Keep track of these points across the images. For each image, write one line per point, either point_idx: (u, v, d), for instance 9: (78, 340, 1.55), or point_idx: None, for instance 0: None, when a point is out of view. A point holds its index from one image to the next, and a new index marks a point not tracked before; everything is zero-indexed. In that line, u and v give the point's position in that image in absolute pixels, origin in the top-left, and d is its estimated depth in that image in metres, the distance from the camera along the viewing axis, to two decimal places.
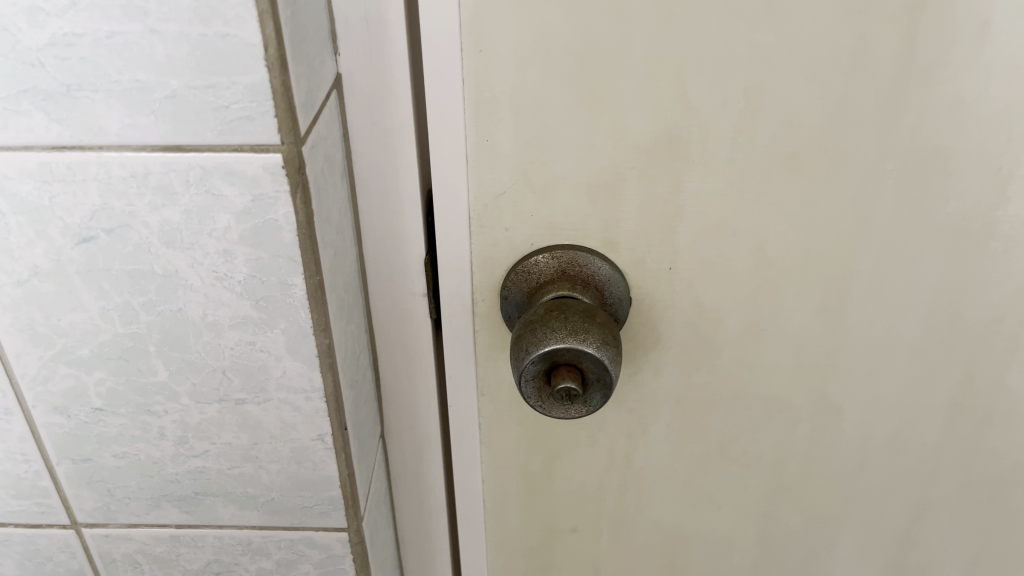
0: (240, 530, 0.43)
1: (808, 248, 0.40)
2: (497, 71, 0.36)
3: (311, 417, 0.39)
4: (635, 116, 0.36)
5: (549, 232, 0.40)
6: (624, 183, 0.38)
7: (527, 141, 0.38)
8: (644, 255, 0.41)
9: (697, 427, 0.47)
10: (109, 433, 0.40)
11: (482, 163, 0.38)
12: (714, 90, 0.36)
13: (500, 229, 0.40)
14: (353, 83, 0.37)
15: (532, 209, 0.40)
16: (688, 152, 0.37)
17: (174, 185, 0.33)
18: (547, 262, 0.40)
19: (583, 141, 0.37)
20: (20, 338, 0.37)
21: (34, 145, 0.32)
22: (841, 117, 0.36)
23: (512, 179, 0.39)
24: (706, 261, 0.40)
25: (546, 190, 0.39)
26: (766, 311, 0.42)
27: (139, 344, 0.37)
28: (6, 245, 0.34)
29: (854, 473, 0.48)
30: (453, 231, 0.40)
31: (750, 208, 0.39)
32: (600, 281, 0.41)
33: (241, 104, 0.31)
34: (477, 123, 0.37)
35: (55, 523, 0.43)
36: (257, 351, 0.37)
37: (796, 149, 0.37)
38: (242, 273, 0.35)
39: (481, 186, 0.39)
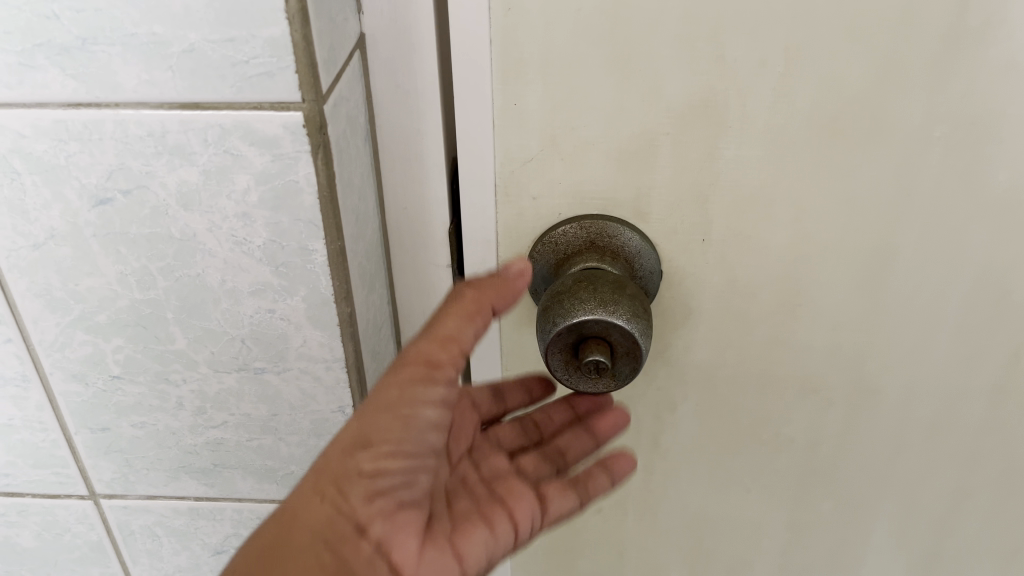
0: (258, 504, 0.42)
1: (847, 221, 0.38)
2: (527, 30, 0.34)
3: (332, 389, 0.38)
4: (669, 79, 0.35)
5: (577, 201, 0.39)
6: (657, 150, 0.37)
7: (556, 105, 0.36)
8: (676, 226, 0.39)
9: (727, 406, 0.45)
10: (128, 402, 0.39)
11: (509, 128, 0.37)
12: (752, 53, 0.34)
13: (527, 197, 0.39)
14: (377, 43, 0.36)
15: (561, 176, 0.38)
16: (726, 117, 0.36)
17: (192, 145, 0.32)
18: (575, 233, 0.39)
19: (614, 104, 0.36)
20: (37, 303, 0.36)
21: (50, 102, 0.31)
22: (886, 78, 0.34)
23: (540, 145, 0.37)
24: (740, 233, 0.39)
25: (575, 157, 0.38)
26: (802, 286, 0.40)
27: (156, 310, 0.36)
28: (21, 206, 0.33)
29: (890, 458, 0.46)
30: (479, 199, 0.39)
31: (787, 176, 0.37)
32: (630, 253, 0.39)
33: (261, 59, 0.30)
34: (504, 87, 0.36)
35: (73, 494, 0.42)
36: (276, 319, 0.36)
37: (838, 114, 0.35)
38: (262, 237, 0.34)
39: (507, 152, 0.38)
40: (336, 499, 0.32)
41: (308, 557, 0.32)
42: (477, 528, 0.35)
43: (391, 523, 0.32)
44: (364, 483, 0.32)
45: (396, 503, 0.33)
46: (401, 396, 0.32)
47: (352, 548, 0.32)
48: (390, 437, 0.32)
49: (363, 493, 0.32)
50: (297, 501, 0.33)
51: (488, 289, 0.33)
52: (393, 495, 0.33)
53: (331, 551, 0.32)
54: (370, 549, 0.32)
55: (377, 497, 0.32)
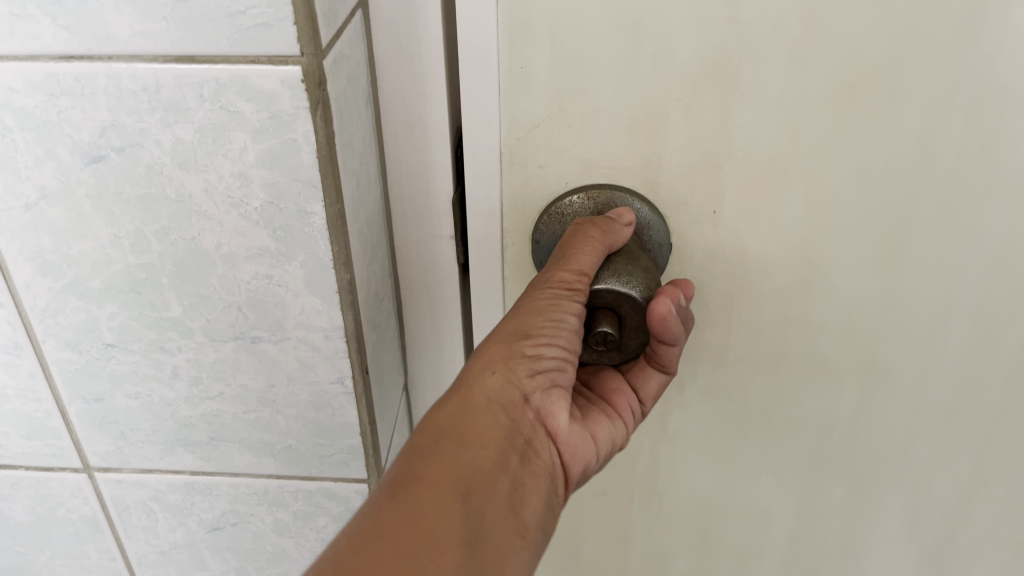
0: (255, 480, 0.41)
1: (864, 194, 0.37)
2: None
3: (330, 359, 0.37)
4: (681, 42, 0.34)
5: (585, 170, 0.38)
6: (666, 117, 0.36)
7: (563, 67, 0.35)
8: (686, 198, 0.38)
9: (736, 386, 0.44)
10: (122, 371, 0.38)
11: (515, 93, 0.36)
12: (768, 15, 0.33)
13: (533, 165, 0.38)
14: (380, 1, 0.35)
15: (568, 143, 0.37)
16: (739, 82, 0.34)
17: (187, 100, 0.31)
18: (582, 204, 0.38)
19: (623, 69, 0.35)
20: (29, 267, 0.35)
21: (41, 54, 0.30)
22: (907, 42, 0.33)
23: (547, 109, 0.36)
24: (753, 205, 0.38)
25: (581, 123, 0.36)
26: (817, 262, 0.39)
27: (152, 275, 0.35)
28: (13, 164, 0.32)
29: (906, 443, 0.45)
30: (484, 166, 0.38)
31: (803, 145, 0.36)
32: (639, 224, 0.38)
33: (258, 9, 0.29)
34: (510, 49, 0.35)
35: (67, 467, 0.42)
36: (274, 286, 0.35)
37: (856, 79, 0.34)
38: (259, 199, 0.33)
39: (514, 117, 0.37)
40: (507, 373, 0.33)
41: (489, 420, 0.32)
42: (603, 415, 0.38)
43: (545, 398, 0.34)
44: (529, 363, 0.33)
45: (549, 385, 0.34)
46: (553, 305, 0.33)
47: (519, 415, 0.33)
48: (548, 332, 0.33)
49: (528, 372, 0.33)
50: (469, 374, 0.33)
51: (609, 228, 0.35)
52: (549, 376, 0.34)
53: (506, 418, 0.33)
54: (532, 417, 0.34)
55: (538, 376, 0.33)
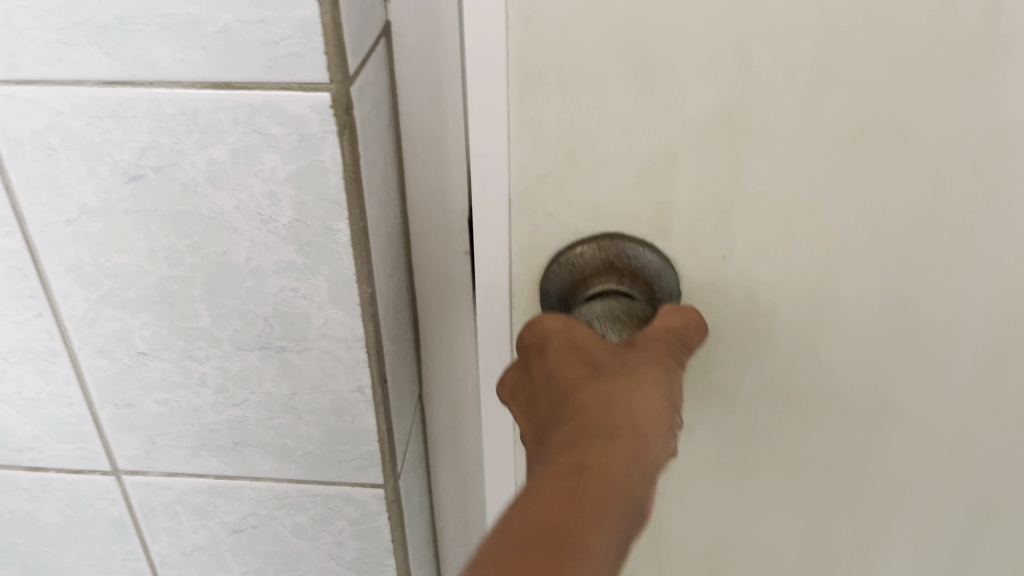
0: (277, 484, 0.43)
1: (875, 236, 0.38)
2: (551, 44, 0.35)
3: (351, 368, 0.39)
4: (689, 91, 0.35)
5: (595, 218, 0.39)
6: (674, 167, 0.37)
7: (576, 120, 0.36)
8: (693, 242, 0.39)
9: (741, 419, 0.45)
10: (152, 378, 0.40)
11: (528, 141, 0.37)
12: (773, 66, 0.34)
13: (542, 212, 0.39)
14: (403, 30, 0.37)
15: (578, 192, 0.38)
16: (750, 133, 0.36)
17: (222, 124, 0.33)
18: (592, 254, 0.39)
19: (633, 118, 0.36)
20: (68, 278, 0.37)
21: (87, 79, 0.32)
22: (909, 92, 0.34)
23: (557, 159, 0.37)
24: (759, 246, 0.39)
25: (591, 172, 0.38)
26: (826, 301, 0.40)
27: (184, 287, 0.37)
28: (56, 181, 0.34)
29: (911, 474, 0.46)
30: (493, 211, 0.39)
31: (813, 190, 0.37)
32: (648, 273, 0.39)
33: (291, 40, 0.31)
34: (523, 99, 0.36)
35: (96, 469, 0.43)
36: (299, 299, 0.37)
37: (858, 125, 0.35)
38: (287, 216, 0.35)
39: (525, 166, 0.38)
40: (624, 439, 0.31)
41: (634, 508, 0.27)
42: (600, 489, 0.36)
43: None
44: None
45: None
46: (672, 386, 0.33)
47: None
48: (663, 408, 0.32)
49: None
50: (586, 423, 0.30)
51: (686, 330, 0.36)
52: None
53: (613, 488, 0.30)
54: None
55: None
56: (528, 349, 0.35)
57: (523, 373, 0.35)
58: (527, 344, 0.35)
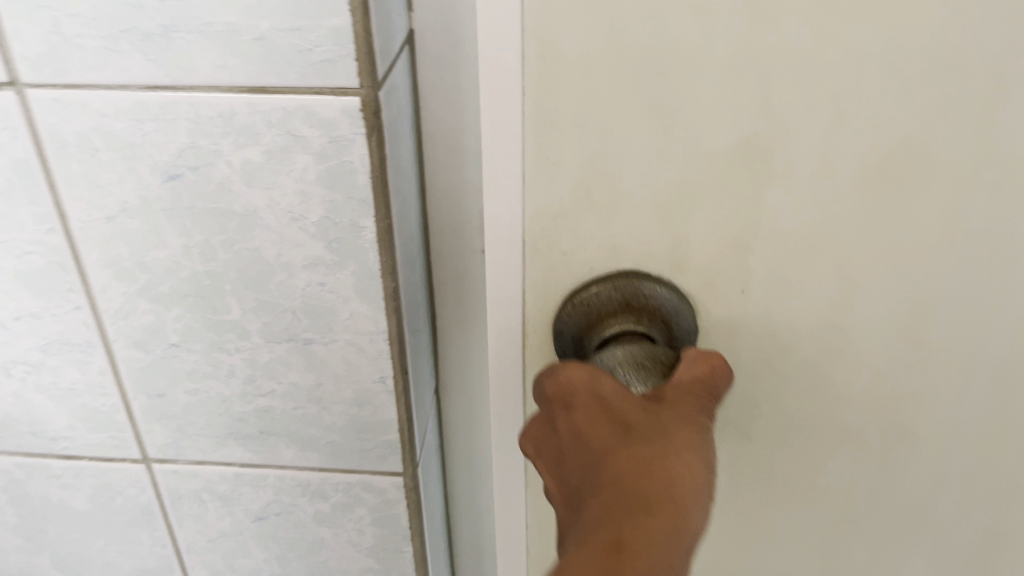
0: (300, 472, 0.45)
1: (892, 272, 0.36)
2: (565, 76, 0.33)
3: (375, 360, 0.40)
4: (707, 129, 0.33)
5: (610, 256, 0.37)
6: (696, 205, 0.35)
7: (596, 154, 0.35)
8: (710, 278, 0.37)
9: (757, 459, 0.43)
10: (184, 369, 0.42)
11: (543, 182, 0.36)
12: (793, 103, 0.33)
13: (557, 251, 0.37)
14: (425, 38, 0.39)
15: (593, 230, 0.37)
16: (770, 168, 0.34)
17: (257, 126, 0.34)
18: (606, 294, 0.38)
19: (651, 157, 0.34)
20: (107, 273, 0.39)
21: (131, 84, 0.34)
22: (934, 121, 0.33)
23: (572, 197, 0.36)
24: (777, 284, 0.37)
25: (601, 209, 0.36)
26: (841, 337, 0.38)
27: (216, 281, 0.39)
28: (97, 180, 0.36)
29: (935, 510, 0.43)
30: (508, 249, 0.38)
31: (830, 227, 0.35)
32: (664, 310, 0.38)
33: (324, 47, 0.32)
34: (539, 139, 0.34)
35: (127, 457, 0.45)
36: (326, 293, 0.39)
37: (879, 161, 0.34)
38: (317, 214, 0.36)
39: (540, 207, 0.36)
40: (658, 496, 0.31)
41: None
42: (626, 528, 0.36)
43: None
44: None
45: None
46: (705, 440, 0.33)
47: None
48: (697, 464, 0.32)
49: None
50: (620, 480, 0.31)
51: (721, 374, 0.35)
52: None
53: None
54: None
55: None
56: (552, 403, 0.34)
57: (547, 427, 0.35)
58: (548, 396, 0.35)
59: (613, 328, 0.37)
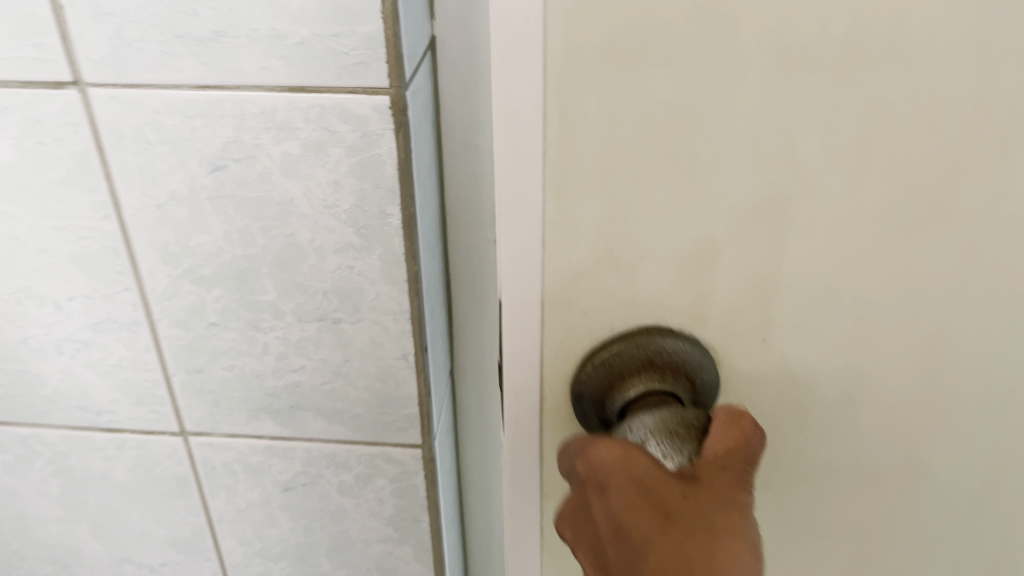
0: (326, 444, 0.49)
1: (907, 340, 0.30)
2: (579, 87, 0.25)
3: (398, 337, 0.44)
4: (738, 176, 0.27)
5: (629, 311, 0.30)
6: (709, 261, 0.28)
7: (586, 181, 0.27)
8: (734, 330, 0.30)
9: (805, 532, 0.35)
10: (221, 346, 0.45)
11: (559, 241, 0.28)
12: (830, 150, 0.26)
13: (575, 311, 0.30)
14: (447, 44, 0.42)
15: (614, 288, 0.29)
16: (789, 218, 0.27)
17: (296, 122, 0.38)
18: (625, 352, 0.30)
19: (674, 210, 0.27)
20: (154, 257, 0.43)
21: (183, 84, 0.38)
22: (964, 176, 0.27)
23: (590, 261, 0.29)
24: (818, 351, 0.30)
25: (609, 257, 0.29)
26: (856, 396, 0.31)
27: (254, 264, 0.43)
28: (149, 170, 0.40)
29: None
30: (518, 310, 0.30)
31: (848, 285, 0.29)
32: (691, 368, 0.30)
33: (359, 51, 0.36)
34: (555, 199, 0.28)
35: (166, 430, 0.49)
36: (355, 275, 0.42)
37: (935, 210, 0.27)
38: (348, 202, 0.40)
39: (555, 269, 0.29)
40: None
41: None
42: None
43: None
44: None
45: None
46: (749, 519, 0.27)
47: None
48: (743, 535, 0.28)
49: None
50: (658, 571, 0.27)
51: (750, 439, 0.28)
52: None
53: None
54: None
55: None
56: (585, 485, 0.29)
57: (580, 513, 0.29)
58: (579, 477, 0.29)
59: (630, 393, 0.30)
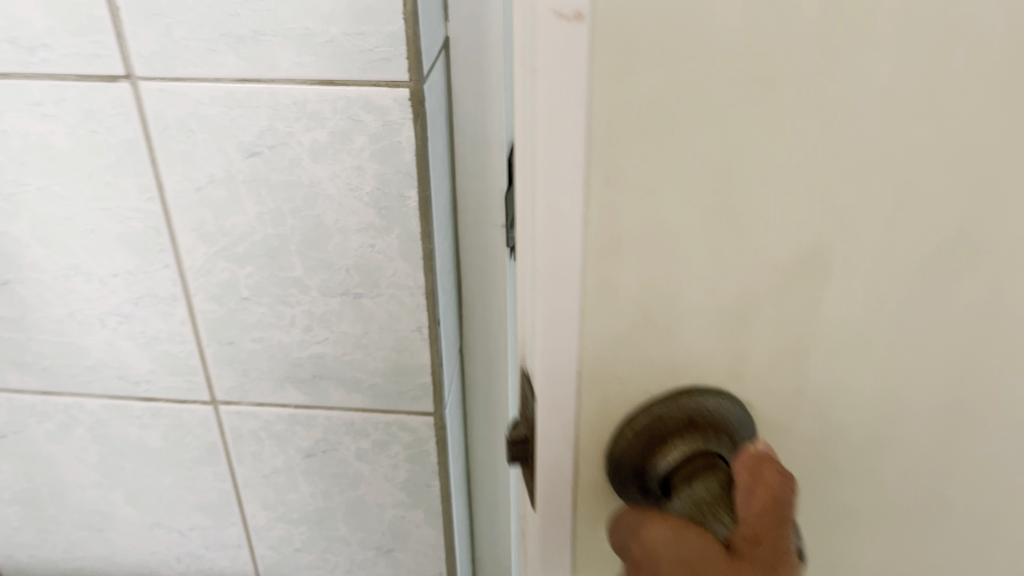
0: (346, 412, 0.53)
1: (944, 379, 0.29)
2: (621, 150, 0.24)
3: (413, 311, 0.48)
4: (775, 230, 0.26)
5: (664, 370, 0.29)
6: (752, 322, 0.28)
7: (627, 250, 0.26)
8: (773, 382, 0.29)
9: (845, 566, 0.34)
10: (252, 320, 0.50)
11: (597, 307, 0.27)
12: (866, 200, 0.25)
13: (611, 376, 0.29)
14: (459, 43, 0.47)
15: (651, 349, 0.28)
16: (825, 273, 0.27)
17: (325, 112, 0.43)
18: (667, 415, 0.29)
19: (712, 267, 0.26)
20: (193, 236, 0.47)
21: (224, 77, 0.42)
22: (1007, 215, 0.26)
23: (628, 322, 0.28)
24: (853, 397, 0.30)
25: (652, 323, 0.28)
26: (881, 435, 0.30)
27: (284, 243, 0.47)
28: (191, 156, 0.44)
29: None
30: (554, 380, 0.29)
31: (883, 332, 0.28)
32: (731, 425, 0.29)
33: (383, 48, 0.41)
34: (593, 265, 0.26)
35: (198, 399, 0.53)
36: (375, 253, 0.47)
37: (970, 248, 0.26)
38: (370, 185, 0.45)
39: (592, 337, 0.28)
40: None
41: None
42: None
43: None
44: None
45: None
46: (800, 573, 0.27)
47: None
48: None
49: None
50: None
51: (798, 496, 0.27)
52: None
53: None
54: None
55: None
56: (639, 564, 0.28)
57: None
58: (635, 559, 0.28)
59: (670, 460, 0.29)
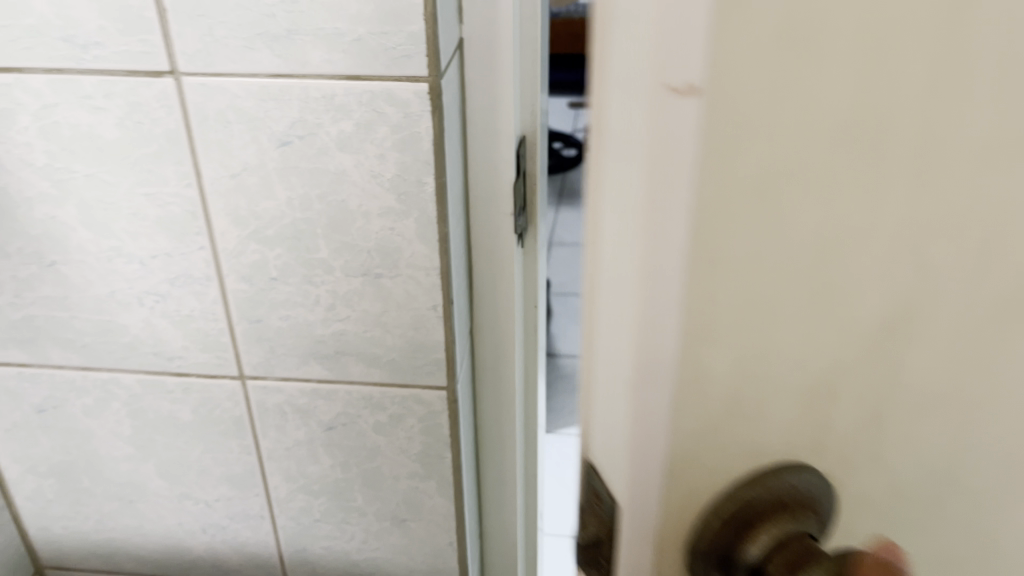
0: (365, 386, 0.57)
1: None
2: (716, 221, 0.21)
3: (429, 290, 0.52)
4: (876, 290, 0.23)
5: (754, 454, 0.25)
6: (809, 385, 0.25)
7: (708, 297, 0.22)
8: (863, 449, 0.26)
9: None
10: (279, 298, 0.54)
11: (685, 395, 0.23)
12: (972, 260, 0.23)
13: (696, 467, 0.25)
14: (472, 44, 0.51)
15: (738, 430, 0.25)
16: (901, 352, 0.24)
17: (351, 104, 0.47)
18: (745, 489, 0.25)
19: (809, 336, 0.23)
20: (227, 220, 0.51)
21: (260, 73, 0.46)
22: None
23: (716, 410, 0.24)
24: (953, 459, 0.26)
25: (734, 399, 0.24)
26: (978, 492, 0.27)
27: (310, 226, 0.51)
28: (227, 145, 0.49)
29: None
30: (635, 471, 0.24)
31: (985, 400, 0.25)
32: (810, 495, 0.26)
33: (405, 46, 0.45)
34: (684, 349, 0.22)
35: (227, 374, 0.57)
36: (395, 235, 0.51)
37: None
38: (391, 172, 0.49)
39: (676, 422, 0.24)
40: None
41: None
42: None
43: None
44: None
45: None
46: None
47: None
48: None
49: None
50: None
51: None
52: None
53: None
54: None
55: None
56: None
57: None
58: None
59: (759, 548, 0.24)
